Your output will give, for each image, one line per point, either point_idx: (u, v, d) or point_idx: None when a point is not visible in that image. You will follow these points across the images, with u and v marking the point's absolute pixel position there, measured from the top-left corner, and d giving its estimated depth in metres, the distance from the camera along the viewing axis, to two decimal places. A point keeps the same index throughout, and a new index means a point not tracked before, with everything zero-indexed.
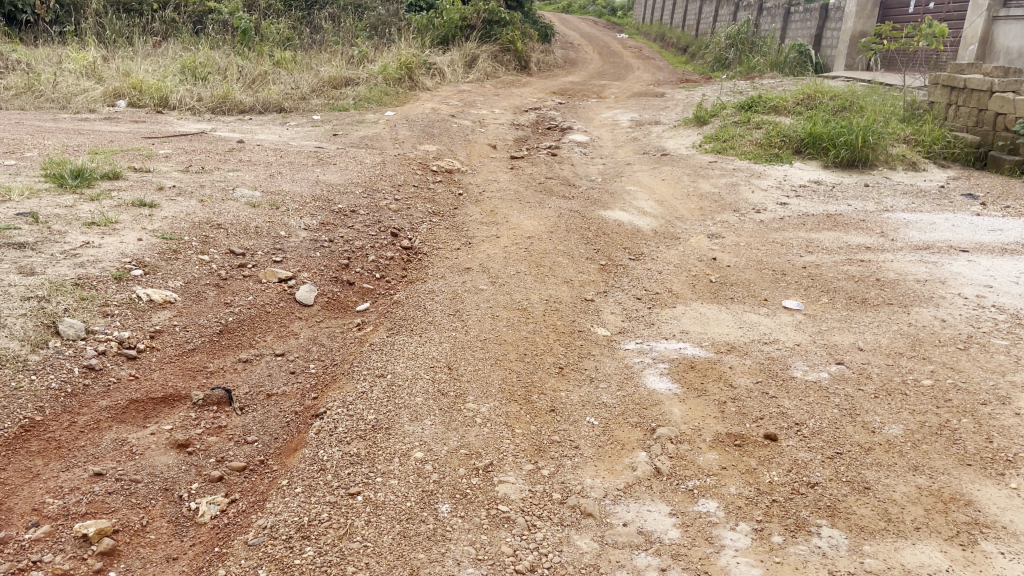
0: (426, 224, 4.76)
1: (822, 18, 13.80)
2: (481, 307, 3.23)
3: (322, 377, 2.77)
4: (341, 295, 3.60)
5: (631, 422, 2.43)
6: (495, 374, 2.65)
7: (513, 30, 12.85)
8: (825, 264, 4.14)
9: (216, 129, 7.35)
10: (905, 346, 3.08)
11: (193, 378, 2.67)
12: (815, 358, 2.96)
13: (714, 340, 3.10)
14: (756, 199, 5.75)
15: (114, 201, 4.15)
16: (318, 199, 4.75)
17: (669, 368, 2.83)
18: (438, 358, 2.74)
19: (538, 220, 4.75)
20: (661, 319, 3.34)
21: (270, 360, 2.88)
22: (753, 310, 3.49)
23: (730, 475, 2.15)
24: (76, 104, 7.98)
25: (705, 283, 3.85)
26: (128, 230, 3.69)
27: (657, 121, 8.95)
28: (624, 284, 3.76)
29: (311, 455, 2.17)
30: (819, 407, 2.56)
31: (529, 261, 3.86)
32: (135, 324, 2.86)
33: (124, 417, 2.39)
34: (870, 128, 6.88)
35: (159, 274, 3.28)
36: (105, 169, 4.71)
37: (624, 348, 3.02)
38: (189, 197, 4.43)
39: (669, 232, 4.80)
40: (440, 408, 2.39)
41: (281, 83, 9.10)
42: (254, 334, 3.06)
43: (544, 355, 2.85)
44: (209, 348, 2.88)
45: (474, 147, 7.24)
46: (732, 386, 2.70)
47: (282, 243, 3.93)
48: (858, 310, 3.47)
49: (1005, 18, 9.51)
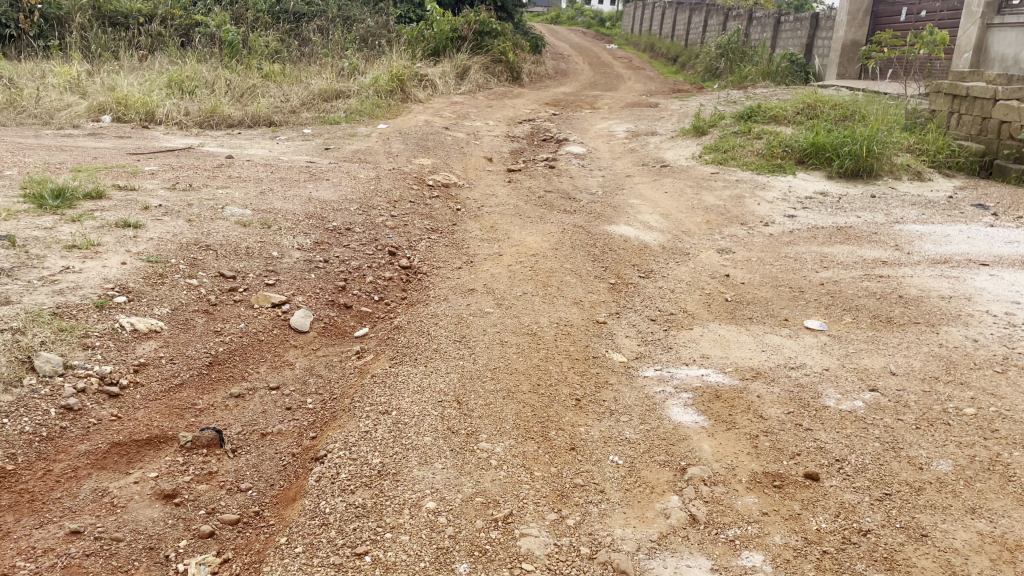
0: (424, 242, 4.57)
1: (813, 27, 13.68)
2: (488, 333, 3.04)
3: (321, 413, 2.56)
4: (338, 320, 3.40)
5: (658, 461, 2.24)
6: (508, 408, 2.46)
7: (504, 42, 12.71)
8: (843, 280, 3.95)
9: (205, 144, 7.15)
10: (939, 369, 2.88)
11: (180, 418, 2.47)
12: (847, 383, 2.76)
13: (738, 366, 2.92)
14: (762, 212, 5.58)
15: (97, 221, 3.94)
16: (312, 217, 4.55)
17: (693, 398, 2.64)
18: (446, 391, 2.54)
19: (540, 236, 4.57)
20: (679, 342, 3.15)
21: (265, 394, 2.68)
22: (773, 331, 3.30)
23: (772, 522, 1.96)
24: (60, 119, 7.77)
25: (720, 302, 3.67)
26: (111, 253, 3.49)
27: (654, 132, 8.79)
28: (635, 305, 3.57)
29: (312, 507, 1.97)
30: (858, 441, 2.37)
31: (536, 281, 3.67)
32: (118, 357, 2.66)
33: (104, 463, 2.18)
34: (875, 138, 6.74)
35: (144, 300, 3.07)
36: (88, 189, 4.51)
37: (643, 375, 2.83)
38: (176, 217, 4.22)
39: (677, 248, 4.62)
40: (452, 450, 2.19)
41: (271, 97, 8.92)
42: (246, 365, 2.86)
43: (559, 386, 2.66)
44: (197, 382, 2.68)
45: (470, 160, 7.06)
46: (762, 417, 2.51)
47: (274, 265, 3.73)
48: (884, 329, 3.28)
49: (1000, 25, 9.40)
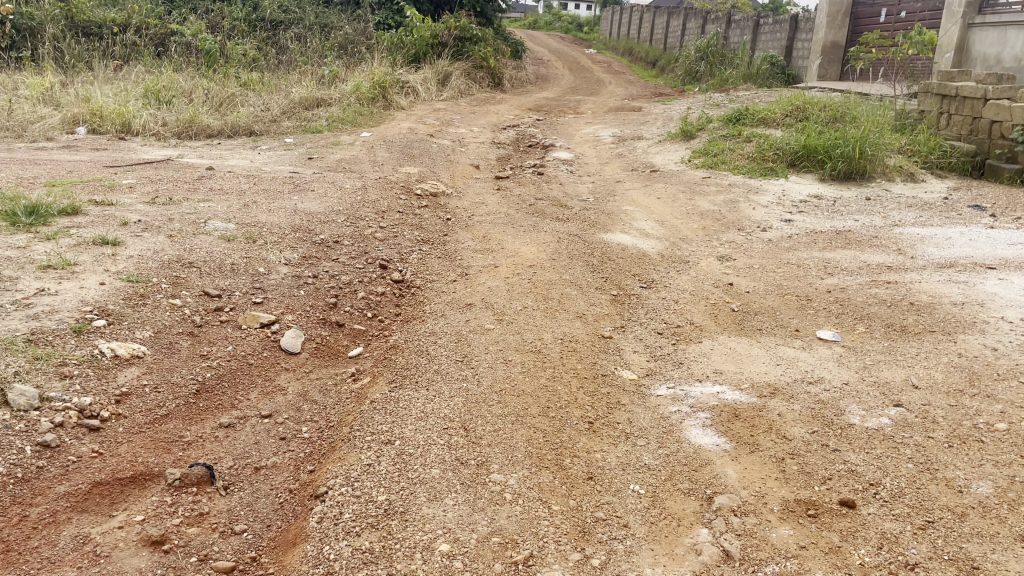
0: (415, 254, 4.42)
1: (793, 28, 13.60)
2: (490, 352, 2.89)
3: (318, 443, 2.40)
4: (330, 340, 3.24)
5: (683, 490, 2.10)
6: (518, 434, 2.31)
7: (485, 47, 12.57)
8: (851, 287, 3.84)
9: (183, 155, 6.96)
10: (963, 381, 2.75)
11: (167, 453, 2.30)
12: (870, 399, 2.63)
13: (754, 382, 2.78)
14: (759, 217, 5.47)
15: (73, 239, 3.76)
16: (298, 230, 4.39)
17: (711, 418, 2.50)
18: (451, 417, 2.39)
19: (536, 246, 4.42)
20: (689, 357, 3.02)
21: (257, 424, 2.51)
22: (786, 343, 3.18)
23: (812, 557, 1.82)
24: (33, 132, 7.55)
25: (726, 312, 3.54)
26: (88, 273, 3.31)
27: (640, 136, 8.69)
28: (640, 317, 3.43)
29: (314, 554, 1.81)
30: (890, 462, 2.23)
31: (535, 294, 3.53)
32: (98, 387, 2.48)
33: (85, 506, 2.01)
34: (867, 139, 6.65)
35: (125, 323, 2.90)
36: (63, 205, 4.33)
37: (656, 394, 2.68)
38: (156, 232, 4.05)
39: (676, 256, 4.49)
40: (462, 483, 2.04)
41: (250, 106, 8.74)
42: (235, 392, 2.68)
43: (570, 408, 2.51)
44: (184, 412, 2.51)
45: (457, 168, 6.91)
46: (786, 437, 2.37)
47: (261, 282, 3.57)
48: (900, 339, 3.16)
49: (981, 25, 9.37)
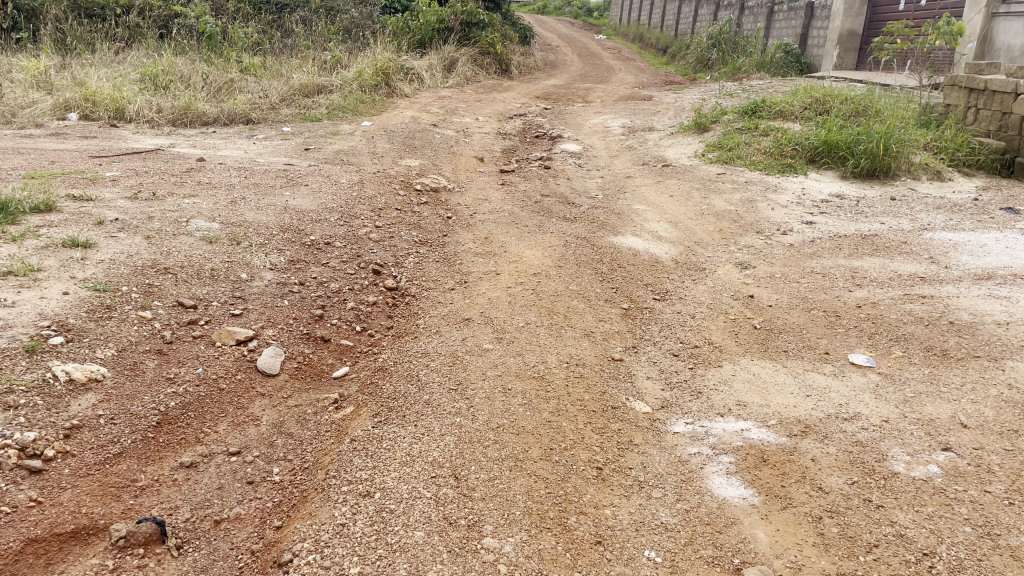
0: (411, 257, 4.12)
1: (808, 16, 13.19)
2: (488, 378, 2.60)
3: (289, 491, 2.12)
4: (313, 358, 2.95)
5: (705, 558, 1.81)
6: (516, 484, 2.02)
7: (492, 32, 12.23)
8: (883, 302, 3.54)
9: (175, 144, 6.66)
10: (1019, 421, 2.44)
11: (117, 501, 2.02)
12: (915, 442, 2.34)
13: (782, 417, 2.48)
14: (778, 218, 5.16)
15: (41, 240, 3.46)
16: (287, 230, 4.09)
17: (735, 464, 2.21)
18: (441, 462, 2.11)
19: (541, 250, 4.13)
20: (709, 384, 2.72)
21: (222, 463, 2.23)
22: (815, 369, 2.88)
23: None
24: (23, 117, 7.25)
25: (748, 330, 3.24)
26: (52, 281, 3.02)
27: (651, 127, 8.36)
28: (654, 336, 3.13)
29: None
30: (945, 524, 1.94)
31: (539, 307, 3.24)
32: (46, 420, 2.20)
33: (14, 570, 1.73)
34: (891, 135, 6.33)
35: (85, 341, 2.61)
36: (36, 202, 4.03)
37: (672, 431, 2.39)
38: (134, 232, 3.76)
39: (691, 263, 4.18)
40: (449, 551, 1.76)
41: (248, 92, 8.43)
42: (202, 423, 2.40)
43: (576, 449, 2.22)
44: (140, 450, 2.22)
45: (460, 160, 6.60)
46: (822, 490, 2.09)
47: (242, 290, 3.28)
48: (942, 366, 2.86)
49: (1005, 15, 9.00)
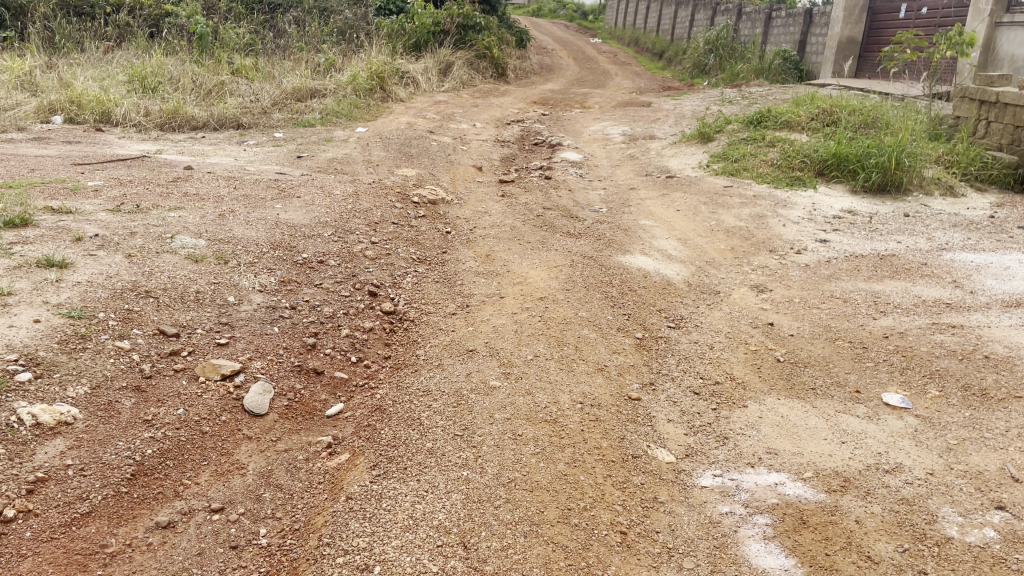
0: (410, 276, 3.91)
1: (807, 22, 12.97)
2: (496, 423, 2.39)
3: (277, 558, 1.90)
4: (305, 393, 2.73)
5: None
6: (533, 556, 1.82)
7: (488, 36, 12.01)
8: (911, 331, 3.34)
9: (162, 150, 6.41)
10: None
11: (84, 570, 1.80)
12: (966, 499, 2.13)
13: (818, 469, 2.27)
14: (790, 235, 4.96)
15: (13, 259, 3.22)
16: (278, 247, 3.87)
17: (772, 526, 2.00)
18: (449, 528, 1.91)
19: (546, 270, 3.91)
20: (735, 429, 2.51)
21: (203, 523, 2.01)
22: (848, 411, 2.66)
23: None
24: (5, 121, 6.99)
25: (771, 364, 3.03)
26: (22, 305, 2.78)
27: (653, 136, 8.15)
28: (671, 370, 2.92)
29: None
30: None
31: (548, 337, 3.02)
32: (6, 473, 1.98)
33: None
34: (903, 148, 6.14)
35: (55, 377, 2.38)
36: (11, 216, 3.79)
37: (700, 486, 2.18)
38: (114, 250, 3.51)
39: (704, 285, 3.98)
40: None
41: (240, 95, 8.19)
42: (182, 474, 2.18)
43: (598, 509, 2.02)
44: (112, 508, 1.99)
45: (457, 169, 6.38)
46: (872, 559, 1.88)
47: (229, 316, 3.05)
48: (984, 408, 2.65)
49: (1010, 24, 8.82)
